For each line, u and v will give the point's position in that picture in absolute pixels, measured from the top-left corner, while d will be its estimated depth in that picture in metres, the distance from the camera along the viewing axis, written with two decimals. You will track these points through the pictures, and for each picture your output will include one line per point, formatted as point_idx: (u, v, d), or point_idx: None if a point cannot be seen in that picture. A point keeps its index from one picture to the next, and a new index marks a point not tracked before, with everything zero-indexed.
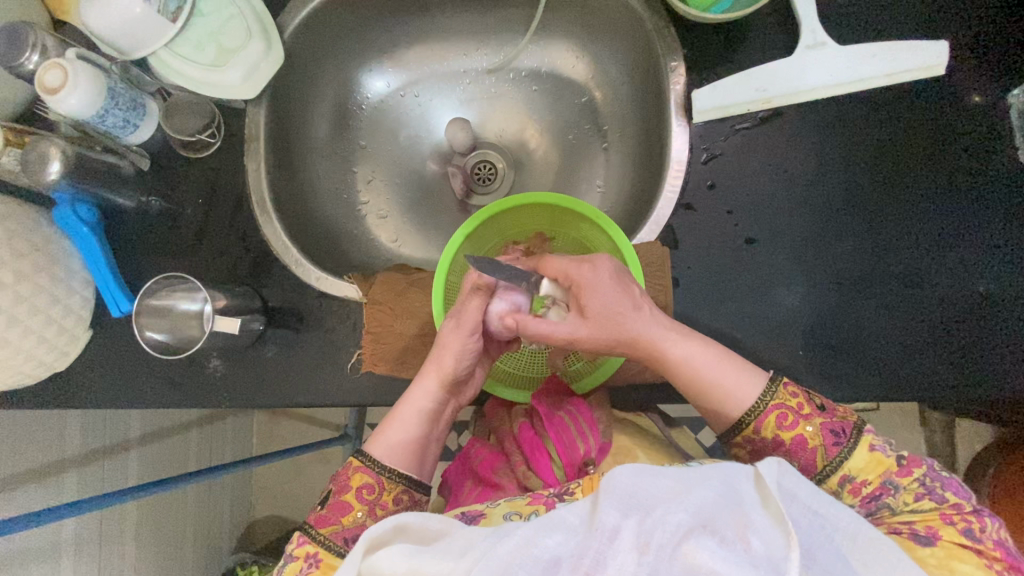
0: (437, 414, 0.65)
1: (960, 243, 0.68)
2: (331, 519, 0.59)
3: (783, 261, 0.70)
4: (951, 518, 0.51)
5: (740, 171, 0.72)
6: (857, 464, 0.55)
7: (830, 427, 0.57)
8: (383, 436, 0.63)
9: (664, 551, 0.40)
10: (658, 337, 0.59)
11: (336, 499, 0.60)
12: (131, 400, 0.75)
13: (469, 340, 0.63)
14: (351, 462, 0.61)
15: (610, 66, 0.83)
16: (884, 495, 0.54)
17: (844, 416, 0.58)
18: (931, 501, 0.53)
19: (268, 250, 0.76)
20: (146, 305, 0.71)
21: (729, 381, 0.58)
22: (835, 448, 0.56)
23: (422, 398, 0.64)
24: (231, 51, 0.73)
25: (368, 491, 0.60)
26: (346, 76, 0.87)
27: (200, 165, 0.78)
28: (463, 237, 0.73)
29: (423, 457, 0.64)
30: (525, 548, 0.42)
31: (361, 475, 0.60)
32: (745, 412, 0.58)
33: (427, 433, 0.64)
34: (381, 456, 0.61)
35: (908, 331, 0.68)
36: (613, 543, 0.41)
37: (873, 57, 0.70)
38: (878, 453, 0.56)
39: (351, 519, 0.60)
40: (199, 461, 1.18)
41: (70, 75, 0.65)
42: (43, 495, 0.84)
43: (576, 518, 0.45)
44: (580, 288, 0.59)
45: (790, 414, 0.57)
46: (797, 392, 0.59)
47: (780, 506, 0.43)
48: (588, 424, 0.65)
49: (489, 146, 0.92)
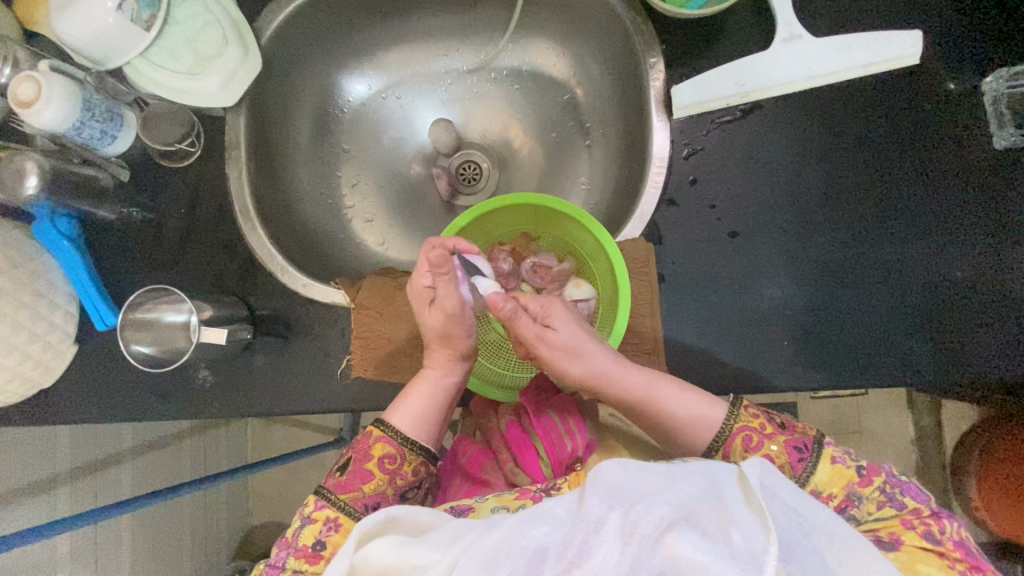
0: (458, 392, 0.65)
1: (939, 229, 0.69)
2: (351, 485, 0.58)
3: (767, 254, 0.71)
4: (912, 523, 0.53)
5: (722, 166, 0.73)
6: (822, 478, 0.55)
7: (793, 444, 0.57)
8: (405, 410, 0.62)
9: (648, 541, 0.41)
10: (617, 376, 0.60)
11: (356, 467, 0.59)
12: (121, 413, 0.74)
13: (464, 320, 0.63)
14: (372, 432, 0.60)
15: (591, 62, 0.83)
16: (850, 507, 0.54)
17: (804, 432, 0.57)
18: (892, 508, 0.54)
19: (253, 258, 0.76)
20: (130, 318, 0.70)
21: (692, 411, 0.59)
22: (799, 464, 0.56)
23: (445, 376, 0.64)
24: (208, 58, 0.72)
25: (389, 462, 0.59)
26: (326, 81, 0.87)
27: (182, 174, 0.78)
28: (463, 224, 0.73)
29: (439, 439, 0.63)
30: (513, 538, 0.43)
31: (383, 444, 0.60)
32: (712, 439, 0.59)
33: (448, 403, 0.64)
34: (406, 433, 0.61)
35: (892, 318, 0.69)
36: (599, 533, 0.42)
37: (849, 49, 0.71)
38: (839, 466, 0.55)
39: (372, 487, 0.59)
40: (193, 470, 1.17)
41: (43, 88, 0.64)
42: (36, 512, 0.84)
43: (563, 509, 0.45)
44: (551, 332, 0.61)
45: (754, 435, 0.58)
46: (758, 413, 0.59)
47: (762, 502, 0.43)
48: (577, 422, 0.66)
49: (474, 147, 0.92)
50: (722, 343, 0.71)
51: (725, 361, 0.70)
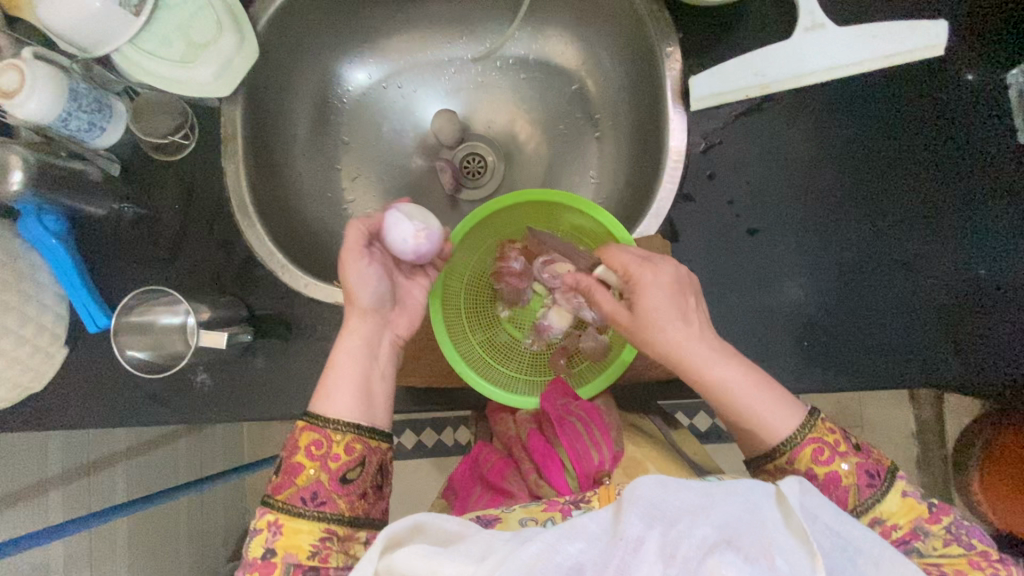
0: (374, 350, 0.61)
1: (960, 224, 0.68)
2: (286, 483, 0.54)
3: (786, 251, 0.69)
4: (980, 564, 0.50)
5: (740, 160, 0.70)
6: (890, 508, 0.54)
7: (866, 468, 0.54)
8: (326, 389, 0.58)
9: (691, 563, 0.39)
10: (697, 355, 0.56)
11: (287, 463, 0.54)
12: (114, 418, 0.71)
13: (362, 265, 0.61)
14: (299, 424, 0.56)
15: (601, 51, 0.80)
16: (914, 540, 0.53)
17: (878, 458, 0.55)
18: (959, 547, 0.52)
19: (251, 256, 0.73)
20: (123, 322, 0.67)
21: (760, 408, 0.55)
22: (868, 489, 0.54)
23: (356, 339, 0.61)
24: (201, 46, 0.68)
25: (317, 447, 0.55)
26: (325, 70, 0.83)
27: (176, 168, 0.74)
28: (470, 225, 0.70)
29: (373, 401, 0.59)
30: (548, 554, 0.41)
31: (309, 433, 0.55)
32: (780, 442, 0.54)
33: (369, 369, 0.60)
34: (330, 409, 0.56)
35: (913, 316, 0.67)
36: (638, 553, 0.40)
37: (873, 38, 0.68)
38: (910, 499, 0.54)
39: (306, 478, 0.54)
40: (188, 470, 1.14)
41: (27, 78, 0.61)
42: (27, 517, 0.81)
43: (599, 526, 0.43)
44: (638, 285, 0.58)
45: (826, 449, 0.54)
46: (833, 428, 0.55)
47: (804, 524, 0.41)
48: (602, 432, 0.63)
49: (479, 139, 0.88)
50: (739, 343, 0.69)
51: None
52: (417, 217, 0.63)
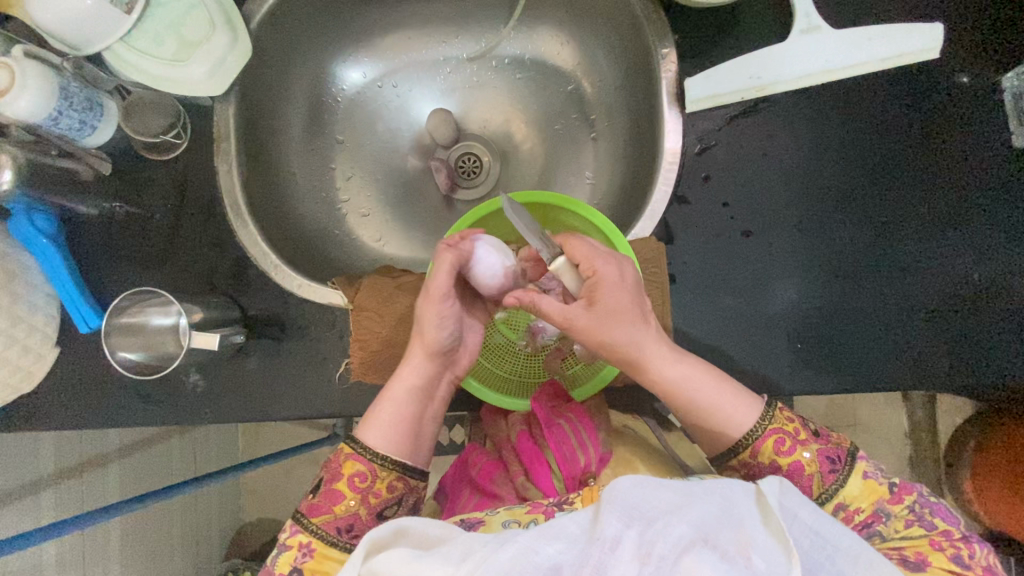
0: (429, 392, 0.60)
1: (955, 228, 0.68)
2: (322, 508, 0.55)
3: (780, 253, 0.69)
4: (941, 544, 0.51)
5: (735, 162, 0.70)
6: (852, 492, 0.54)
7: (827, 454, 0.55)
8: (373, 421, 0.58)
9: (667, 563, 0.39)
10: (652, 353, 0.56)
11: (327, 488, 0.56)
12: (106, 419, 0.71)
13: (445, 305, 0.59)
14: (344, 448, 0.57)
15: (597, 52, 0.80)
16: (876, 523, 0.53)
17: (838, 442, 0.55)
18: (921, 528, 0.52)
19: (244, 256, 0.72)
20: (113, 324, 0.66)
21: (728, 411, 0.55)
22: (830, 475, 0.54)
23: (416, 377, 0.60)
24: (194, 45, 0.68)
25: (360, 479, 0.56)
26: (319, 69, 0.82)
27: (168, 167, 0.74)
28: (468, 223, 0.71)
29: (417, 445, 0.59)
30: (525, 557, 0.40)
31: (353, 462, 0.56)
32: (741, 437, 0.55)
33: (423, 410, 0.60)
34: (374, 442, 0.57)
35: (907, 320, 0.67)
36: (615, 553, 0.40)
37: (870, 41, 0.68)
38: (872, 481, 0.54)
39: (344, 508, 0.56)
40: (182, 469, 1.13)
41: (16, 76, 0.61)
42: (21, 517, 0.80)
43: (577, 527, 0.42)
44: (599, 281, 0.55)
45: (787, 439, 0.55)
46: (793, 417, 0.56)
47: (781, 523, 0.41)
48: (589, 434, 0.63)
49: (474, 138, 0.88)
50: (733, 345, 0.69)
51: (735, 365, 0.69)
52: (501, 251, 0.64)
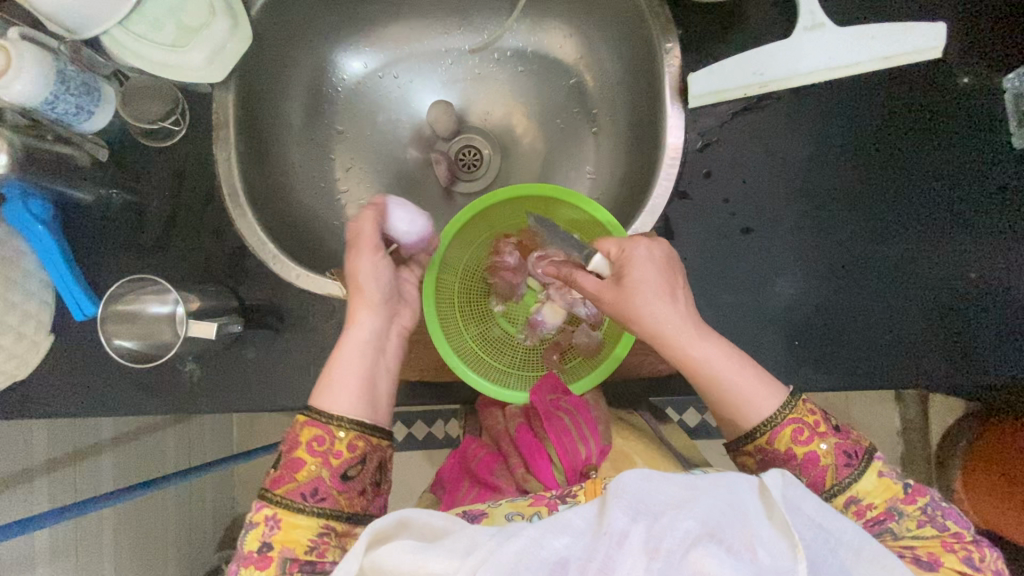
0: (382, 345, 0.62)
1: (953, 227, 0.68)
2: (285, 478, 0.53)
3: (779, 250, 0.69)
4: (952, 546, 0.51)
5: (737, 159, 0.70)
6: (866, 487, 0.53)
7: (843, 448, 0.54)
8: (329, 387, 0.57)
9: (674, 557, 0.39)
10: (684, 336, 0.55)
11: (288, 457, 0.54)
12: (101, 408, 0.70)
13: (374, 259, 0.63)
14: (299, 419, 0.55)
15: (601, 46, 0.79)
16: (889, 521, 0.53)
17: (856, 439, 0.55)
18: (933, 529, 0.52)
19: (241, 246, 0.72)
20: (109, 311, 0.66)
21: (746, 394, 0.55)
22: (845, 469, 0.53)
23: (361, 331, 0.60)
24: (192, 31, 0.67)
25: (318, 443, 0.54)
26: (319, 59, 0.82)
27: (166, 154, 0.73)
28: (464, 219, 0.69)
29: (377, 402, 0.58)
30: (532, 550, 0.40)
31: (310, 428, 0.54)
32: (762, 421, 0.54)
33: (375, 364, 0.60)
34: (334, 407, 0.56)
35: (903, 317, 0.68)
36: (622, 548, 0.40)
37: (872, 39, 0.68)
38: (887, 479, 0.53)
39: (306, 474, 0.53)
40: (176, 460, 1.13)
41: (14, 58, 0.60)
42: (14, 505, 0.80)
43: (583, 521, 0.43)
44: (629, 258, 0.57)
45: (805, 429, 0.54)
46: (813, 409, 0.55)
47: (787, 519, 0.41)
48: (589, 427, 0.63)
49: (474, 131, 0.88)
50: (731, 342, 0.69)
51: None
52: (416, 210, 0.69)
